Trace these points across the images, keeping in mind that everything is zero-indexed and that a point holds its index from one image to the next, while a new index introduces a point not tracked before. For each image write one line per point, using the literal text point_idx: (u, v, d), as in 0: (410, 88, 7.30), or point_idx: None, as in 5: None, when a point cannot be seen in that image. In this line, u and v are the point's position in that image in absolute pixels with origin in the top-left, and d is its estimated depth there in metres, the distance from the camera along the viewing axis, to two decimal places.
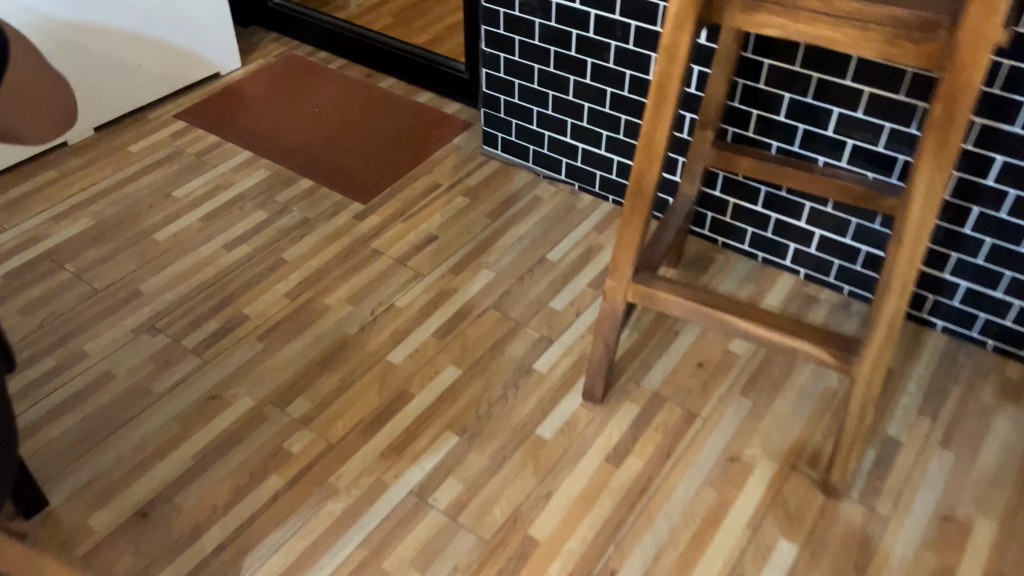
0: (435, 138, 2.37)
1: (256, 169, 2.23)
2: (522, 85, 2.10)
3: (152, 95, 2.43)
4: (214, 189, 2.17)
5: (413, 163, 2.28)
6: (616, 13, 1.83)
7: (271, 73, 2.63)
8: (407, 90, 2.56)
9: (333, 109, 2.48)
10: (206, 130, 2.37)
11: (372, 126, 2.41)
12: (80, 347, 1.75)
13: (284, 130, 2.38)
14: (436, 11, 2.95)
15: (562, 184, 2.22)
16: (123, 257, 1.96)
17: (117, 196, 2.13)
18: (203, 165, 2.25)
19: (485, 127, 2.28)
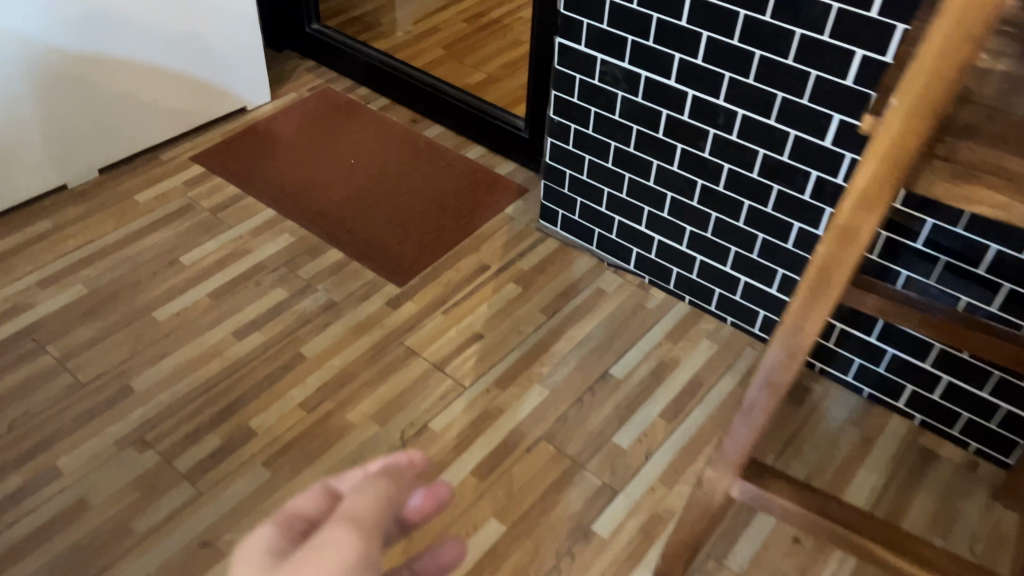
0: (485, 206, 2.07)
1: (278, 234, 1.94)
2: (594, 161, 1.80)
3: (166, 133, 2.15)
4: (228, 257, 1.88)
5: (458, 235, 1.98)
6: (719, 97, 1.51)
7: (303, 110, 2.33)
8: (455, 142, 2.26)
9: (371, 160, 2.18)
10: (227, 178, 2.08)
11: (414, 185, 2.11)
12: (53, 461, 1.46)
13: (315, 184, 2.08)
14: (491, 46, 2.64)
15: (630, 276, 1.90)
16: (116, 341, 1.67)
17: (116, 257, 1.85)
18: (219, 224, 1.96)
19: (543, 200, 1.98)
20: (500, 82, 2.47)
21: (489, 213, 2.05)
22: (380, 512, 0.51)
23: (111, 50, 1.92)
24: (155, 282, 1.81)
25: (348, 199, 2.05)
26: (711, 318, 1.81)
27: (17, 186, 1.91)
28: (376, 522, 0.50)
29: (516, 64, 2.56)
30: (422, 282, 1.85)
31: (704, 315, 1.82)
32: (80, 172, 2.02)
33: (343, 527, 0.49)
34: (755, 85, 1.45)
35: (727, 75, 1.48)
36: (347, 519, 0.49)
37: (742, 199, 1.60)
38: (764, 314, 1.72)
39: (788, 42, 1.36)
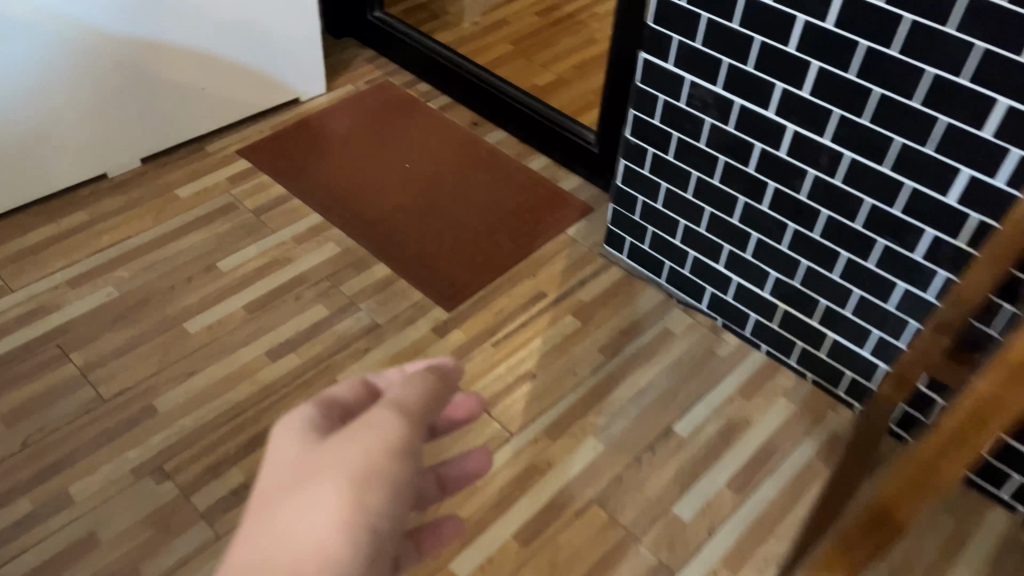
0: (544, 224, 1.90)
1: (322, 243, 1.81)
2: (671, 191, 1.63)
3: (214, 123, 2.03)
4: (268, 265, 1.75)
5: (515, 256, 1.82)
6: (825, 136, 1.33)
7: (358, 104, 2.19)
8: (518, 150, 2.10)
9: (425, 165, 2.04)
10: (274, 176, 1.96)
11: (469, 196, 1.96)
12: (65, 486, 1.36)
13: (365, 189, 1.95)
14: (562, 44, 2.46)
15: (700, 316, 1.74)
16: (143, 353, 1.56)
17: (151, 258, 1.74)
18: (261, 227, 1.83)
19: (609, 224, 1.82)
20: (570, 85, 2.30)
21: (548, 232, 1.89)
22: (421, 402, 0.56)
23: (160, 35, 1.80)
24: (189, 289, 1.69)
25: (398, 208, 1.91)
26: (790, 372, 1.64)
27: (55, 174, 1.81)
28: (417, 411, 0.55)
29: (588, 65, 2.38)
30: (472, 308, 1.71)
31: (782, 368, 1.65)
32: (122, 161, 1.91)
33: (383, 414, 0.54)
34: (871, 127, 1.27)
35: (836, 113, 1.30)
36: (390, 405, 0.54)
37: (839, 250, 1.42)
38: (851, 376, 1.54)
39: (918, 83, 1.17)
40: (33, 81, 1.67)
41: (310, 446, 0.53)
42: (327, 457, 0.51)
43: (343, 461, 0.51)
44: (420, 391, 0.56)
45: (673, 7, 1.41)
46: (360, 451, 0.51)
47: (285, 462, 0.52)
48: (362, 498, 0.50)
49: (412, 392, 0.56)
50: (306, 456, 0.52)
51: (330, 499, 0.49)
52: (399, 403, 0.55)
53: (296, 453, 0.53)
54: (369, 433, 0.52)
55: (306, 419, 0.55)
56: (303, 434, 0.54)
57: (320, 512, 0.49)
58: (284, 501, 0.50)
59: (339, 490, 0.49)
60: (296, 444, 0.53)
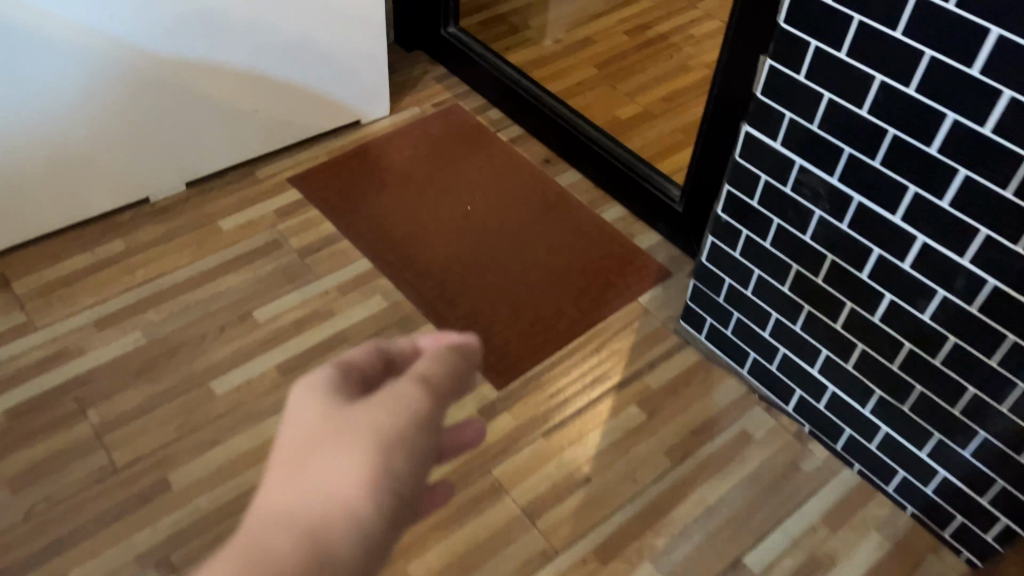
0: (615, 290, 1.70)
1: (368, 295, 1.65)
2: (765, 280, 1.41)
3: (267, 146, 1.88)
4: (307, 318, 1.60)
5: (578, 326, 1.63)
6: (963, 255, 1.10)
7: (422, 130, 2.02)
8: (591, 196, 1.90)
9: (488, 207, 1.85)
10: (324, 211, 1.80)
11: (534, 248, 1.77)
12: (64, 572, 1.24)
13: (421, 233, 1.78)
14: (650, 73, 2.24)
15: (785, 418, 1.53)
16: (164, 415, 1.43)
17: (185, 300, 1.61)
18: (305, 271, 1.68)
19: (687, 300, 1.61)
20: (654, 123, 2.09)
21: (619, 299, 1.69)
22: (451, 377, 0.46)
23: (211, 55, 1.65)
24: (221, 341, 1.55)
25: (455, 258, 1.73)
26: (884, 499, 1.42)
27: (93, 197, 1.69)
28: (446, 388, 0.46)
29: (676, 99, 2.16)
30: (526, 386, 1.53)
31: (875, 494, 1.43)
32: (166, 185, 1.78)
33: (410, 385, 0.45)
34: None
35: (982, 232, 1.06)
36: (415, 374, 0.46)
37: (965, 383, 1.19)
38: (961, 520, 1.32)
39: None
40: (71, 101, 1.54)
41: (323, 413, 0.44)
42: (349, 419, 0.43)
43: (364, 430, 0.42)
44: (448, 361, 0.47)
45: (793, 82, 1.19)
46: (381, 420, 0.43)
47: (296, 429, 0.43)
48: (382, 474, 0.41)
49: (440, 361, 0.47)
50: (321, 426, 0.43)
51: (351, 469, 0.41)
52: (426, 374, 0.46)
53: (308, 423, 0.44)
54: (392, 407, 0.43)
55: (322, 381, 0.45)
56: (320, 395, 0.45)
57: (340, 480, 0.41)
58: (300, 467, 0.42)
59: (359, 458, 0.41)
60: (309, 412, 0.44)
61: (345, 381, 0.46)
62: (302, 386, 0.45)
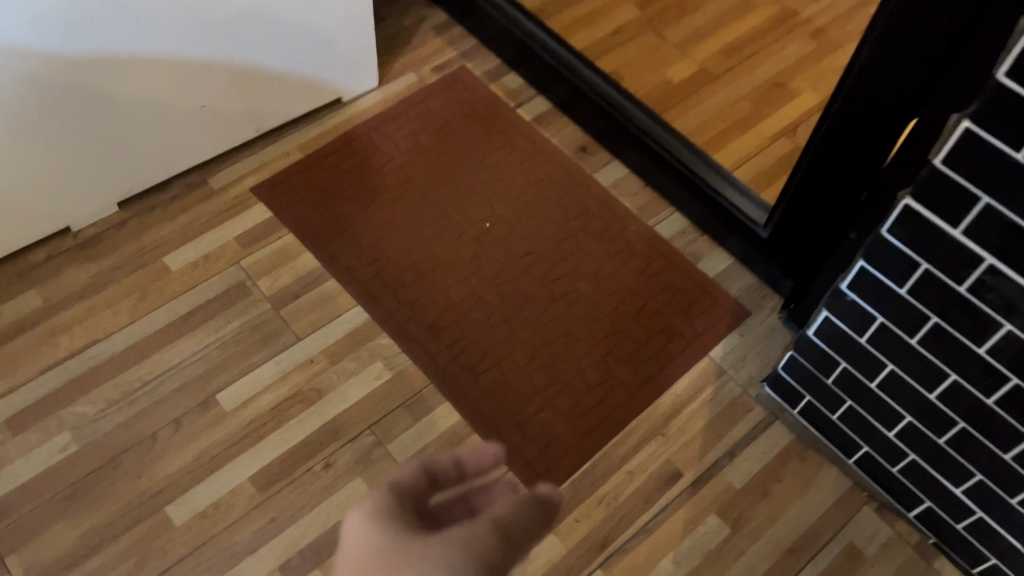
0: (678, 341, 1.34)
1: (366, 364, 1.28)
2: (903, 379, 1.05)
3: (225, 144, 1.44)
4: (288, 400, 1.24)
5: (635, 400, 1.28)
6: None
7: (422, 107, 1.57)
8: (642, 200, 1.49)
9: (512, 221, 1.44)
10: (303, 237, 1.39)
11: (573, 281, 1.38)
12: None
13: (428, 265, 1.38)
14: (702, 14, 1.78)
15: (903, 524, 1.21)
16: (109, 562, 1.09)
17: (128, 381, 1.23)
18: (282, 328, 1.30)
19: (779, 369, 1.25)
20: (713, 90, 1.65)
21: (683, 356, 1.33)
22: (520, 520, 0.53)
23: (133, 46, 1.18)
24: (177, 442, 1.19)
25: (473, 303, 1.35)
26: None
27: None
28: (513, 529, 0.52)
29: (738, 52, 1.72)
30: (574, 494, 1.20)
31: None
32: (92, 209, 1.36)
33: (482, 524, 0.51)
34: None
35: None
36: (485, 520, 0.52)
37: None
38: None
39: None
40: None
41: (386, 545, 0.49)
42: (414, 554, 0.48)
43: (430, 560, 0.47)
44: (518, 510, 0.53)
45: (1002, 159, 0.78)
46: (451, 549, 0.48)
47: (365, 541, 0.49)
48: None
49: (513, 505, 0.54)
50: (402, 536, 0.50)
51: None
52: (499, 515, 0.52)
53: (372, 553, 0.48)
54: (465, 544, 0.49)
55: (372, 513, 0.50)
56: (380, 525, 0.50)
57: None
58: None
59: None
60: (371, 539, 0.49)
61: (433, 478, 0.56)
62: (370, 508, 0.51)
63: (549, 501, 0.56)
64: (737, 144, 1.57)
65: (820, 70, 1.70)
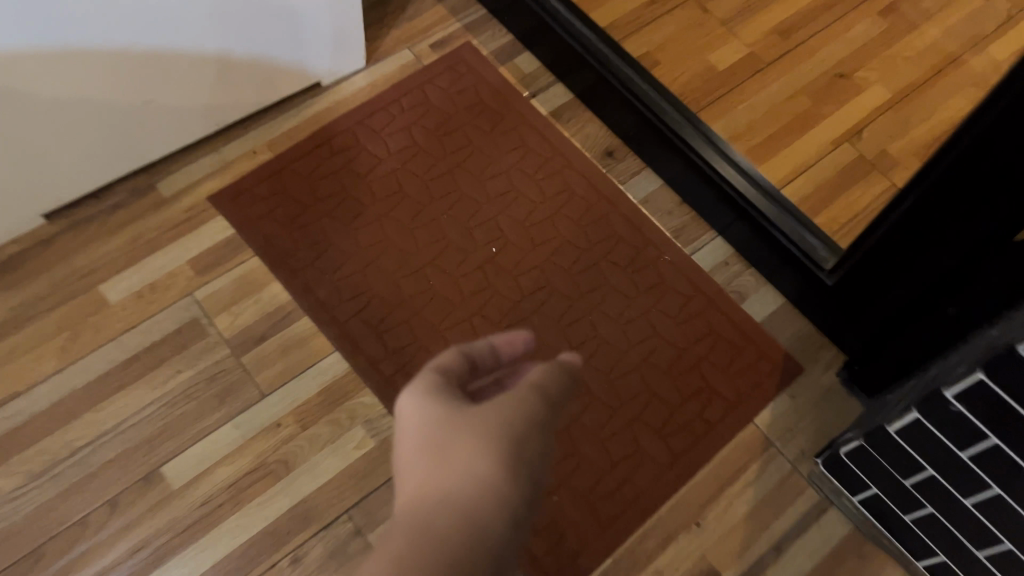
0: (716, 403, 1.13)
1: (344, 427, 1.06)
2: (1009, 508, 0.83)
3: (174, 144, 1.19)
4: (249, 474, 1.03)
5: (663, 480, 1.07)
6: None
7: (419, 96, 1.31)
8: (677, 220, 1.25)
9: (522, 246, 1.21)
10: (272, 262, 1.16)
11: (594, 324, 1.16)
12: None
13: (421, 303, 1.15)
14: None
15: None
16: None
17: (54, 448, 1.01)
18: (243, 381, 1.08)
19: (840, 451, 1.04)
20: (764, 80, 1.39)
21: (722, 424, 1.11)
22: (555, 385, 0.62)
23: (59, 36, 0.91)
24: (113, 529, 0.98)
25: None
26: None
27: None
28: (554, 390, 0.61)
29: (794, 33, 1.45)
30: None
31: None
32: (13, 224, 1.11)
33: (529, 393, 0.60)
34: None
35: None
36: (530, 389, 0.60)
37: None
38: None
39: None
40: None
41: (442, 422, 0.57)
42: (471, 419, 0.57)
43: (488, 427, 0.56)
44: (554, 376, 0.62)
45: None
46: (505, 414, 0.57)
47: (429, 409, 0.58)
48: (515, 421, 0.57)
49: (547, 371, 0.62)
50: (457, 408, 0.58)
51: (485, 452, 0.55)
52: (538, 383, 0.60)
53: (433, 430, 0.56)
54: (510, 417, 0.57)
55: (428, 393, 0.58)
56: (435, 405, 0.57)
57: (476, 464, 0.54)
58: (444, 442, 0.56)
59: (482, 452, 0.55)
60: (430, 416, 0.57)
61: (476, 355, 0.64)
62: (424, 389, 0.58)
63: (569, 373, 0.63)
64: (791, 152, 1.33)
65: (890, 56, 1.43)
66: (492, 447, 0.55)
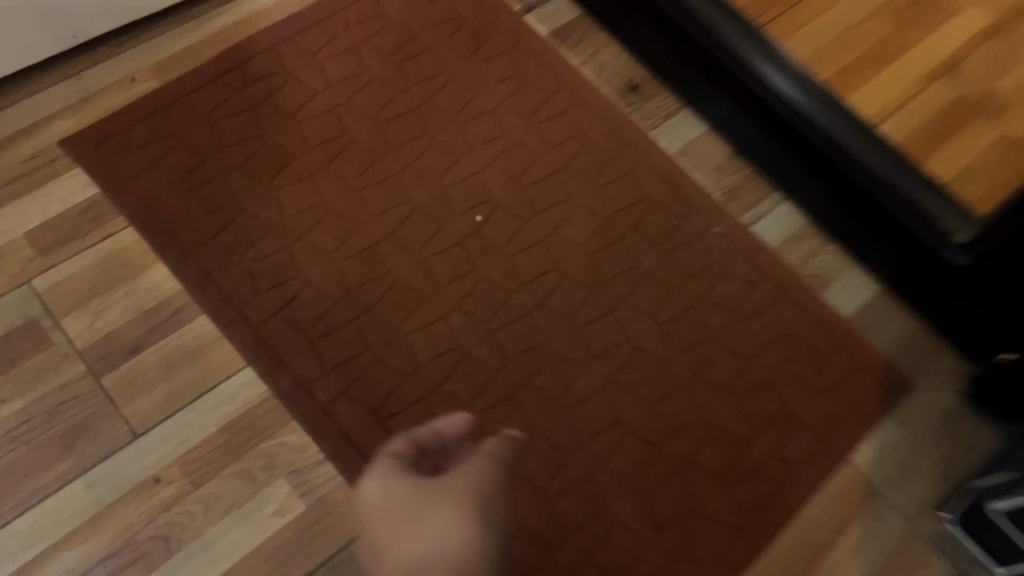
0: (798, 435, 0.79)
1: (258, 482, 0.71)
2: None
3: (6, 65, 0.81)
4: (106, 562, 0.67)
5: (731, 551, 0.74)
6: None
7: (369, 7, 0.94)
8: (728, 178, 0.91)
9: (517, 213, 0.85)
10: (153, 235, 0.79)
11: (622, 324, 0.82)
12: None
13: (375, 295, 0.80)
14: None
15: None
16: None
17: None
18: (104, 416, 0.72)
19: (987, 504, 0.71)
20: None
21: (808, 464, 0.78)
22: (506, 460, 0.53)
23: None
24: None
25: (455, 369, 0.78)
26: None
27: None
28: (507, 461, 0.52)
29: None
30: None
31: None
32: None
33: (483, 461, 0.51)
34: None
35: None
36: (484, 456, 0.52)
37: None
38: None
39: None
40: None
41: (400, 489, 0.50)
42: (430, 485, 0.50)
43: (453, 488, 0.49)
44: (500, 446, 0.52)
45: None
46: (469, 473, 0.50)
47: (386, 492, 0.51)
48: (477, 467, 0.50)
49: (494, 446, 0.52)
50: (416, 480, 0.51)
51: (452, 513, 0.47)
52: (492, 450, 0.52)
53: (393, 505, 0.50)
54: (471, 476, 0.50)
55: (385, 472, 0.52)
56: (392, 476, 0.52)
57: (441, 527, 0.47)
58: (402, 526, 0.48)
59: (447, 512, 0.47)
60: (389, 494, 0.50)
61: (418, 442, 0.55)
62: (379, 471, 0.52)
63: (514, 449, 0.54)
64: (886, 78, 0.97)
65: None
66: (462, 497, 0.48)
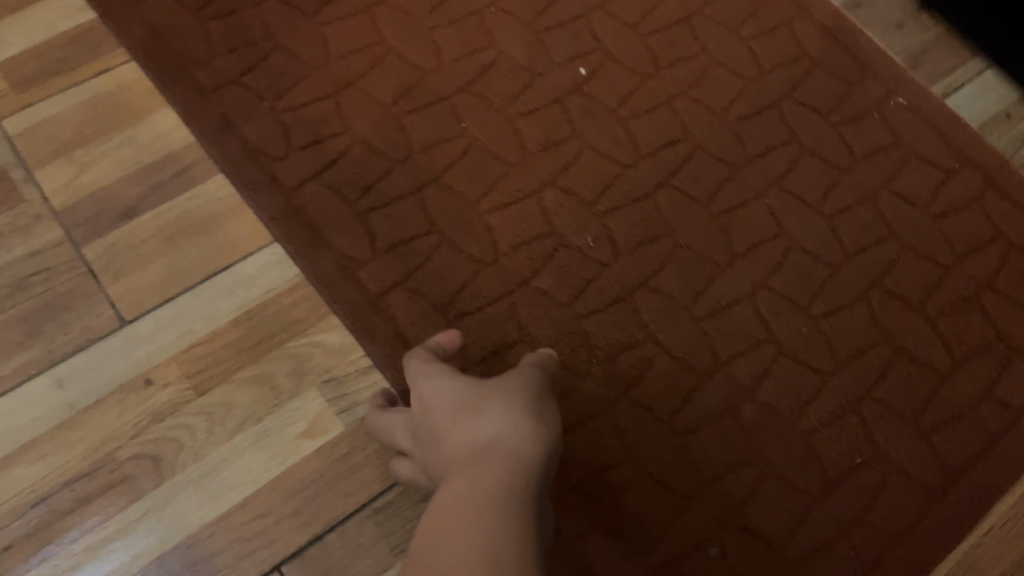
0: (1019, 370, 0.57)
1: (283, 394, 0.53)
2: None
3: None
4: (73, 486, 0.49)
5: (930, 523, 0.53)
6: None
7: None
8: (911, 39, 0.69)
9: (633, 69, 0.65)
10: (161, 73, 0.60)
11: (774, 215, 0.61)
12: None
13: (445, 162, 0.60)
14: None
15: None
16: None
17: None
18: (84, 295, 0.54)
19: None
20: None
21: None
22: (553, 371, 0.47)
23: None
24: None
25: (549, 261, 0.58)
26: None
27: None
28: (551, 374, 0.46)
29: None
30: None
31: None
32: None
33: (534, 368, 0.45)
34: None
35: None
36: (533, 366, 0.45)
37: None
38: None
39: None
40: None
41: (448, 386, 0.42)
42: (482, 381, 0.42)
43: (506, 386, 0.41)
44: (548, 358, 0.47)
45: None
46: (522, 378, 0.43)
47: (433, 391, 0.43)
48: (529, 375, 0.43)
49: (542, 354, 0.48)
50: (464, 379, 0.43)
51: (509, 404, 0.39)
52: (541, 361, 0.46)
53: (440, 403, 0.41)
54: (521, 381, 0.42)
55: (434, 367, 0.45)
56: (440, 374, 0.44)
57: (498, 414, 0.38)
58: (453, 418, 0.39)
59: (506, 402, 0.39)
60: (437, 390, 0.42)
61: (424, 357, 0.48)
62: (416, 377, 0.45)
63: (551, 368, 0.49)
64: None
65: None
66: (518, 392, 0.41)
